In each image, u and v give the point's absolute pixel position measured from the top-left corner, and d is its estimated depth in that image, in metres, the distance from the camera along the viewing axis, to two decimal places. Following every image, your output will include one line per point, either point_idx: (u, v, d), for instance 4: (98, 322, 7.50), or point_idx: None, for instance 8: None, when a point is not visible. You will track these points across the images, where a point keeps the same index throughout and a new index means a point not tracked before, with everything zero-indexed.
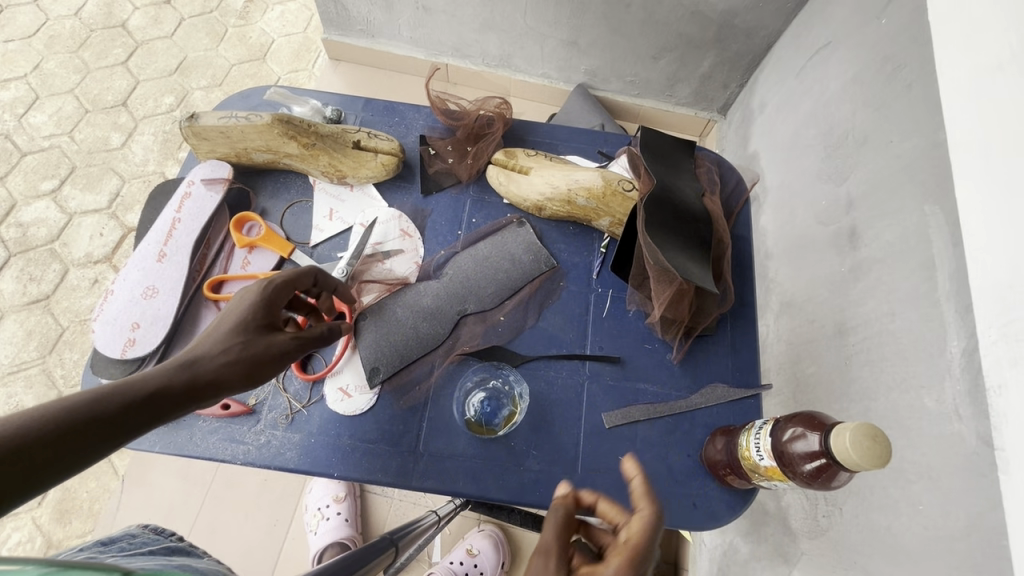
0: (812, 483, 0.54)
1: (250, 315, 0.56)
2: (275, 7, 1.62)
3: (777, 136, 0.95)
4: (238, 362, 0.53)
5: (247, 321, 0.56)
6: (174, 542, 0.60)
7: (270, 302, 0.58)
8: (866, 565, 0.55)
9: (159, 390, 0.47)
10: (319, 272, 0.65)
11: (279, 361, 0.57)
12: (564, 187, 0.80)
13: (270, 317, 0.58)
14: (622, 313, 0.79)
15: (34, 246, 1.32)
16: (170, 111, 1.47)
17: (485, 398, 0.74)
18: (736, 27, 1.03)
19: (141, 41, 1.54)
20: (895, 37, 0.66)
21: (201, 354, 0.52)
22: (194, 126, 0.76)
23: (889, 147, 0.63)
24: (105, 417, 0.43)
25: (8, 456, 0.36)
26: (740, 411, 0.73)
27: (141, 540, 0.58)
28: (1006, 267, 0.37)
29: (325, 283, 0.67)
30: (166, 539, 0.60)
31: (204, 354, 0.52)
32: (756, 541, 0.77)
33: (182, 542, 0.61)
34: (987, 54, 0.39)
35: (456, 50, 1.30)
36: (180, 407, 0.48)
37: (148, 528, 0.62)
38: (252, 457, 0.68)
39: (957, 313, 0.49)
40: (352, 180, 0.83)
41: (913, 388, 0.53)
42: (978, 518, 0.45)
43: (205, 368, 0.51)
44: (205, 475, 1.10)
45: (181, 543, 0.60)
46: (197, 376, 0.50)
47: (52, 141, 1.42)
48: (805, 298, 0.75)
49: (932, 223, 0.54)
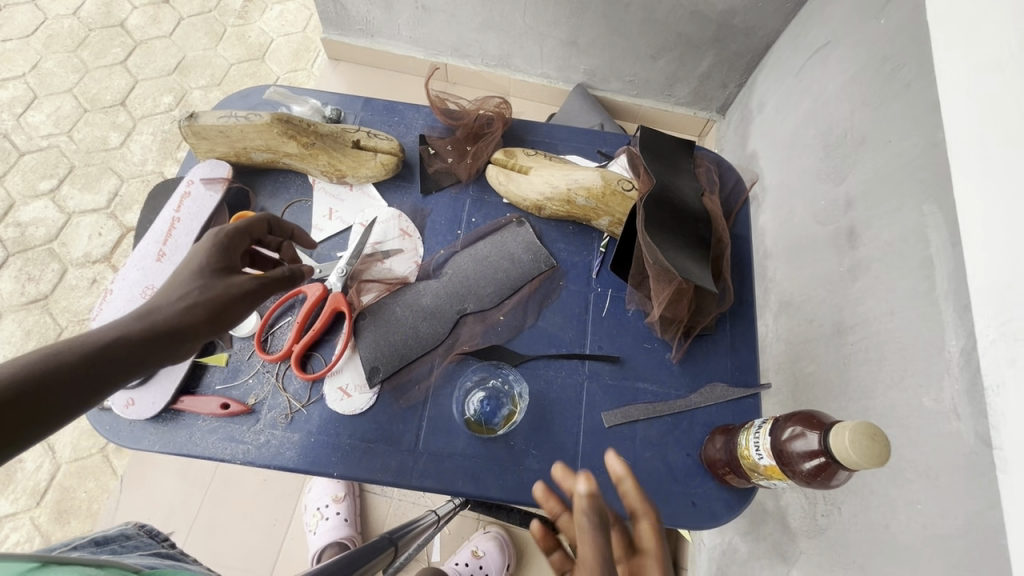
0: (811, 482, 0.54)
1: (207, 261, 0.55)
2: (273, 6, 1.62)
3: (776, 136, 0.95)
4: (199, 305, 0.52)
5: (204, 266, 0.55)
6: (166, 547, 0.61)
7: (225, 248, 0.57)
8: (865, 564, 0.55)
9: (119, 339, 0.45)
10: (271, 217, 0.66)
11: (244, 300, 0.55)
12: (563, 187, 0.80)
13: (229, 262, 0.57)
14: (621, 312, 0.79)
15: (32, 246, 1.32)
16: (168, 110, 1.47)
17: (484, 398, 0.74)
18: (735, 27, 1.03)
19: (140, 41, 1.54)
20: (894, 37, 0.67)
21: (161, 302, 0.50)
22: (193, 125, 0.76)
23: (887, 147, 0.63)
24: (65, 374, 0.40)
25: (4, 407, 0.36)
26: (739, 410, 0.74)
27: (133, 544, 0.58)
28: (1005, 266, 0.38)
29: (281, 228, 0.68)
30: (157, 544, 0.60)
31: (167, 301, 0.50)
32: (756, 540, 0.77)
33: (173, 548, 0.62)
34: (986, 54, 0.39)
35: (456, 50, 1.31)
36: (148, 355, 0.47)
37: (141, 527, 0.62)
38: (251, 457, 0.68)
39: (956, 312, 0.49)
40: (351, 179, 0.82)
41: (912, 387, 0.53)
42: (977, 516, 0.45)
43: (174, 315, 0.50)
44: (204, 474, 1.10)
45: (172, 550, 0.60)
46: (153, 325, 0.48)
47: (50, 141, 1.42)
48: (804, 298, 0.75)
49: (930, 222, 0.54)
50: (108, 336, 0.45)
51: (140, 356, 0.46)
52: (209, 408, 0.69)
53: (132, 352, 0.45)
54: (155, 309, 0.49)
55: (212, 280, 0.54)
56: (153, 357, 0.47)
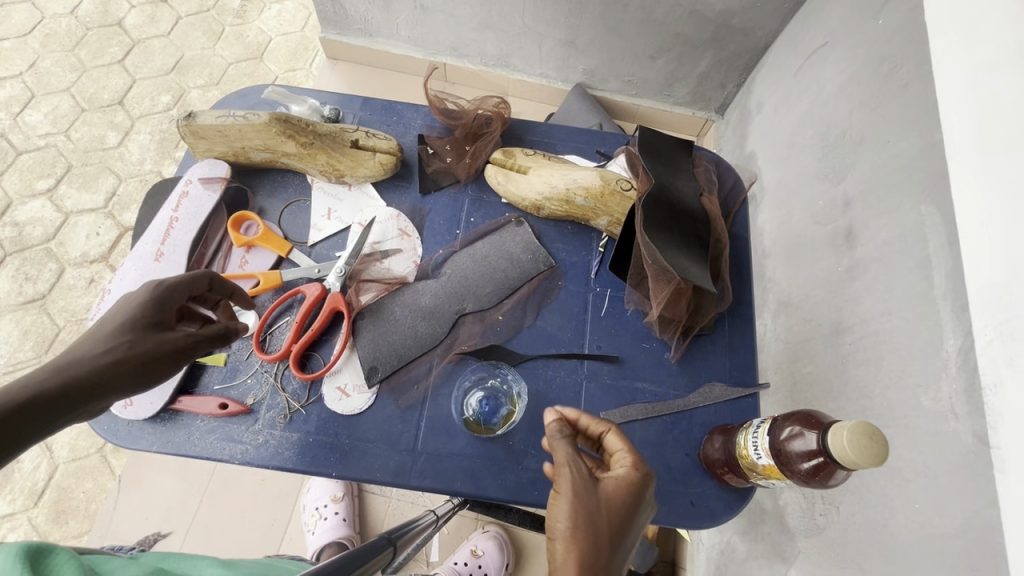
0: (810, 482, 0.54)
1: (140, 313, 0.54)
2: (272, 6, 1.62)
3: (774, 136, 0.95)
4: (125, 361, 0.51)
5: (136, 319, 0.54)
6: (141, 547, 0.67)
7: (162, 301, 0.56)
8: (862, 564, 0.56)
9: (37, 396, 0.44)
10: (214, 274, 0.62)
11: (175, 357, 0.55)
12: (562, 187, 0.80)
13: (163, 315, 0.56)
14: (620, 312, 0.79)
15: (30, 246, 1.32)
16: (166, 110, 1.46)
17: (483, 397, 0.74)
18: (733, 27, 1.04)
19: (138, 40, 1.54)
20: (892, 37, 0.67)
21: (84, 355, 0.50)
22: (191, 125, 0.76)
23: (885, 147, 0.63)
24: None
25: None
26: (737, 410, 0.74)
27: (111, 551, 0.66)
28: (1003, 267, 0.38)
29: (223, 287, 0.64)
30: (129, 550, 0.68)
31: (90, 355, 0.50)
32: (754, 539, 0.77)
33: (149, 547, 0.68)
34: (984, 54, 0.39)
35: (454, 50, 1.30)
36: (66, 415, 0.46)
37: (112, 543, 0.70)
38: (249, 457, 0.68)
39: (953, 312, 0.50)
40: (349, 179, 0.82)
41: (909, 387, 0.54)
42: (974, 516, 0.45)
43: (95, 370, 0.49)
44: (201, 474, 1.10)
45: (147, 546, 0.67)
46: (72, 381, 0.47)
47: (48, 140, 1.41)
48: (802, 297, 0.75)
49: (928, 222, 0.54)
50: (19, 397, 0.43)
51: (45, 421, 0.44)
52: (206, 408, 0.69)
53: (40, 413, 0.44)
54: (70, 363, 0.48)
55: (140, 335, 0.53)
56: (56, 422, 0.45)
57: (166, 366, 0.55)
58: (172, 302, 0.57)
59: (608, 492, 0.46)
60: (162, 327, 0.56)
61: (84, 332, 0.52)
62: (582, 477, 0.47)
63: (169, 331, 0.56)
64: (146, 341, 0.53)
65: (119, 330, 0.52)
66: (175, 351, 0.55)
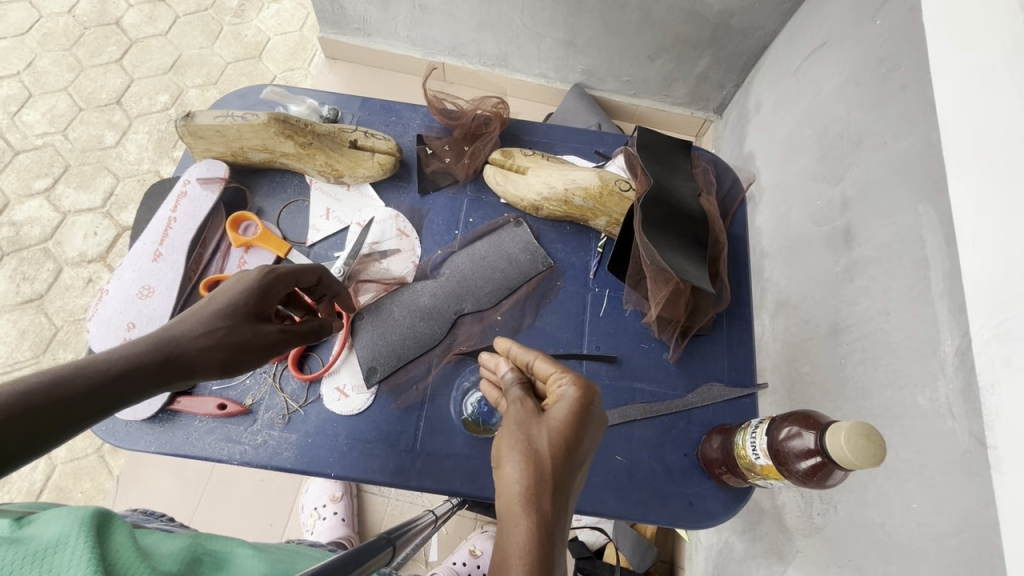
0: (807, 481, 0.54)
1: (241, 300, 0.56)
2: (270, 5, 1.62)
3: (773, 136, 0.95)
4: (219, 346, 0.53)
5: (236, 306, 0.55)
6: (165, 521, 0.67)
7: (264, 292, 0.57)
8: (860, 563, 0.56)
9: (128, 371, 0.48)
10: (324, 272, 0.65)
11: (263, 350, 0.56)
12: (561, 188, 0.80)
13: (263, 306, 0.57)
14: (619, 313, 0.79)
15: (27, 245, 1.31)
16: (164, 109, 1.46)
17: (481, 397, 0.73)
18: (732, 27, 1.04)
19: (136, 39, 1.53)
20: (890, 38, 0.67)
21: (183, 332, 0.52)
22: (190, 125, 0.76)
23: (883, 148, 0.64)
24: (68, 398, 0.43)
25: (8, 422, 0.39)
26: (735, 410, 0.74)
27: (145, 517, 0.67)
28: (999, 267, 0.38)
29: (329, 284, 0.66)
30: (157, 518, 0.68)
31: (186, 333, 0.52)
32: (752, 539, 0.77)
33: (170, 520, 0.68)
34: (980, 54, 0.39)
35: (453, 49, 1.30)
36: (151, 388, 0.50)
37: (138, 510, 0.69)
38: (248, 457, 0.68)
39: (951, 313, 0.50)
40: (348, 179, 0.82)
41: (907, 386, 0.54)
42: (971, 516, 0.45)
43: (186, 349, 0.52)
44: (200, 474, 1.10)
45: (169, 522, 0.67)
46: (168, 359, 0.51)
47: (45, 139, 1.41)
48: (800, 298, 0.75)
49: (925, 223, 0.55)
50: (114, 369, 0.47)
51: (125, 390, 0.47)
52: (205, 409, 0.69)
53: (129, 386, 0.48)
54: (174, 341, 0.51)
55: (239, 323, 0.55)
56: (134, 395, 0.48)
57: (253, 358, 0.56)
58: (274, 291, 0.58)
59: (553, 417, 0.45)
60: (261, 317, 0.57)
61: (195, 306, 0.55)
62: (525, 409, 0.47)
63: (267, 323, 0.57)
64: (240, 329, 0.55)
65: (223, 313, 0.54)
66: (264, 343, 0.56)
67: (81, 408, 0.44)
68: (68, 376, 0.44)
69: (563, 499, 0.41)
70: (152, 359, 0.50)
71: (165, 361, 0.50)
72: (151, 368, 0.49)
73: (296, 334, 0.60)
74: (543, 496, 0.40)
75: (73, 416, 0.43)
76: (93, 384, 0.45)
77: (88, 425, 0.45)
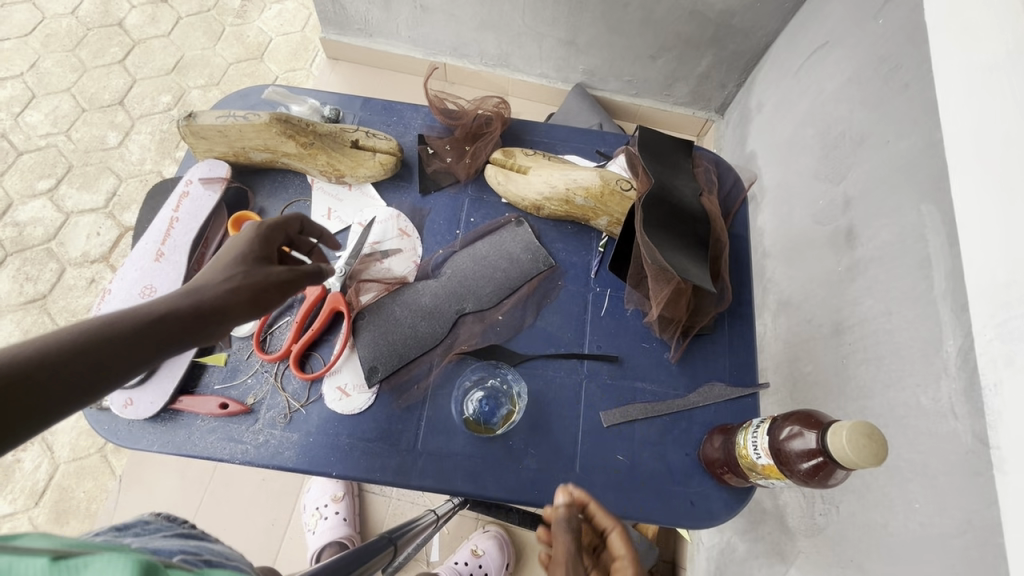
0: (809, 481, 0.54)
1: (246, 250, 0.57)
2: (272, 6, 1.62)
3: (775, 135, 0.95)
4: (240, 288, 0.54)
5: (245, 254, 0.57)
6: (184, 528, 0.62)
7: (265, 240, 0.59)
8: (862, 563, 0.56)
9: (165, 315, 0.47)
10: (306, 218, 0.66)
11: (280, 289, 0.57)
12: (562, 187, 0.80)
13: (268, 253, 0.59)
14: (620, 312, 0.79)
15: (30, 246, 1.32)
16: (167, 110, 1.46)
17: (483, 398, 0.74)
18: (733, 27, 1.04)
19: (138, 40, 1.54)
20: (892, 38, 0.67)
21: (205, 283, 0.53)
22: (192, 125, 0.76)
23: (885, 147, 0.63)
24: (113, 342, 0.43)
25: (54, 367, 0.39)
26: (737, 410, 0.74)
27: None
28: (1000, 266, 0.38)
29: (313, 231, 0.67)
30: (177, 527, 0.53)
31: (208, 283, 0.53)
32: (754, 539, 0.77)
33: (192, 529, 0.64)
34: (981, 54, 0.39)
35: (454, 50, 1.31)
36: (191, 333, 0.49)
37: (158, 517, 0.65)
38: (250, 457, 0.68)
39: (953, 312, 0.50)
40: (349, 179, 0.82)
41: (909, 386, 0.54)
42: (973, 516, 0.45)
43: (200, 301, 0.51)
44: (202, 474, 1.10)
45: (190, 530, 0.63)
46: (199, 303, 0.50)
47: (48, 140, 1.42)
48: (802, 297, 0.75)
49: (928, 223, 0.54)
50: (151, 311, 0.47)
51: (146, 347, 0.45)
52: (207, 408, 0.69)
53: (169, 331, 0.47)
54: (199, 288, 0.52)
55: (251, 268, 0.56)
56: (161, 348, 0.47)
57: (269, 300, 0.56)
58: (271, 239, 0.60)
59: None
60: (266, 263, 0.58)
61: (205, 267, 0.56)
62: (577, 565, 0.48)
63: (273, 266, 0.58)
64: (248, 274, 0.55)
65: (232, 263, 0.56)
66: (276, 285, 0.56)
67: (125, 355, 0.44)
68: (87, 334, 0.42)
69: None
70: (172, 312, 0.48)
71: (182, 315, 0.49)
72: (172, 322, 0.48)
73: (306, 273, 0.59)
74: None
75: (89, 380, 0.41)
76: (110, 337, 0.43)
77: (138, 370, 0.45)
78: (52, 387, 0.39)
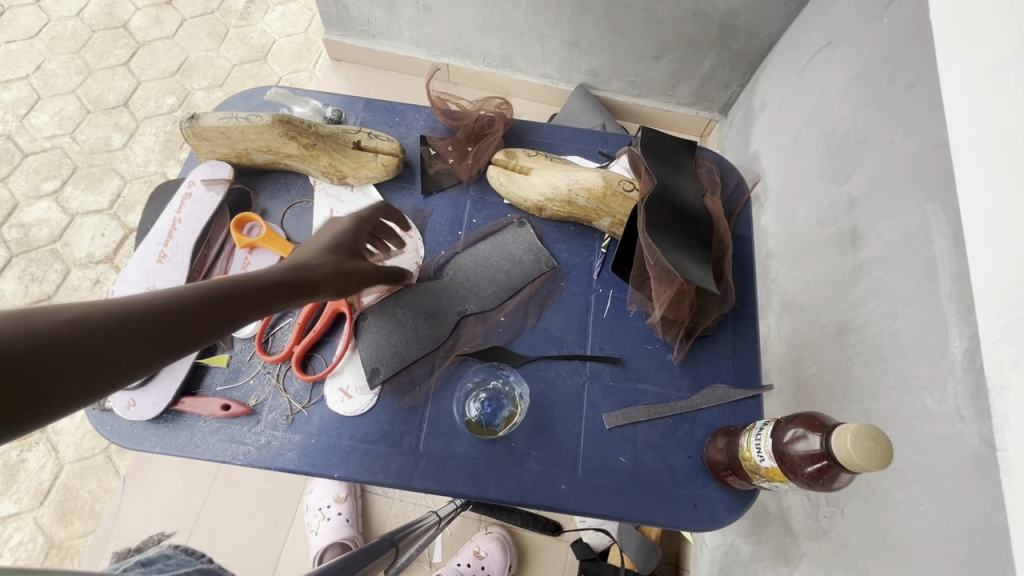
0: (813, 484, 0.53)
1: (341, 239, 0.68)
2: (276, 8, 1.62)
3: (779, 135, 0.95)
4: (335, 271, 0.64)
5: (339, 242, 0.68)
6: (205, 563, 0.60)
7: (356, 232, 0.70)
8: (867, 567, 0.55)
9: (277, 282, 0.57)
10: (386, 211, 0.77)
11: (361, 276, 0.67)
12: (564, 188, 0.80)
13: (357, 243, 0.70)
14: (623, 313, 0.79)
15: (36, 247, 1.32)
16: (171, 111, 1.47)
17: (485, 399, 0.73)
18: (737, 27, 1.03)
19: (143, 42, 1.54)
20: (896, 37, 0.66)
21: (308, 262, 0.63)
22: (195, 127, 0.76)
23: (889, 147, 0.63)
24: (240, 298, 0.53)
25: (198, 311, 0.48)
26: (741, 411, 0.73)
27: (176, 561, 0.58)
28: (1007, 267, 0.37)
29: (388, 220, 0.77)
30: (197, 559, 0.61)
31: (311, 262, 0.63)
32: (758, 542, 0.77)
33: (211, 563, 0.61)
34: (987, 53, 0.39)
35: (457, 50, 1.30)
36: (293, 300, 0.58)
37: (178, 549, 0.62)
38: (252, 458, 0.68)
39: (959, 313, 0.49)
40: (351, 180, 0.82)
41: (914, 388, 0.53)
42: (979, 519, 0.44)
43: (302, 275, 0.60)
44: (206, 474, 1.10)
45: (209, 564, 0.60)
46: (302, 277, 0.60)
47: (54, 142, 1.42)
48: (806, 299, 0.75)
49: (933, 223, 0.54)
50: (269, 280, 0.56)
51: (222, 317, 0.51)
52: (209, 409, 0.69)
53: (277, 297, 0.56)
54: (303, 266, 0.62)
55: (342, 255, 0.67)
56: (238, 316, 0.52)
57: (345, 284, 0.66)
58: (359, 232, 0.70)
59: None
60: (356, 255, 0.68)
61: (306, 247, 0.66)
62: None
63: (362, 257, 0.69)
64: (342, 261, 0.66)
65: (329, 249, 0.66)
66: (360, 277, 0.67)
67: (245, 310, 0.53)
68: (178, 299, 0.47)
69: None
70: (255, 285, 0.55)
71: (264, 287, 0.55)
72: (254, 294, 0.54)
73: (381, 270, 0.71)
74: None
75: (217, 324, 0.50)
76: (205, 301, 0.49)
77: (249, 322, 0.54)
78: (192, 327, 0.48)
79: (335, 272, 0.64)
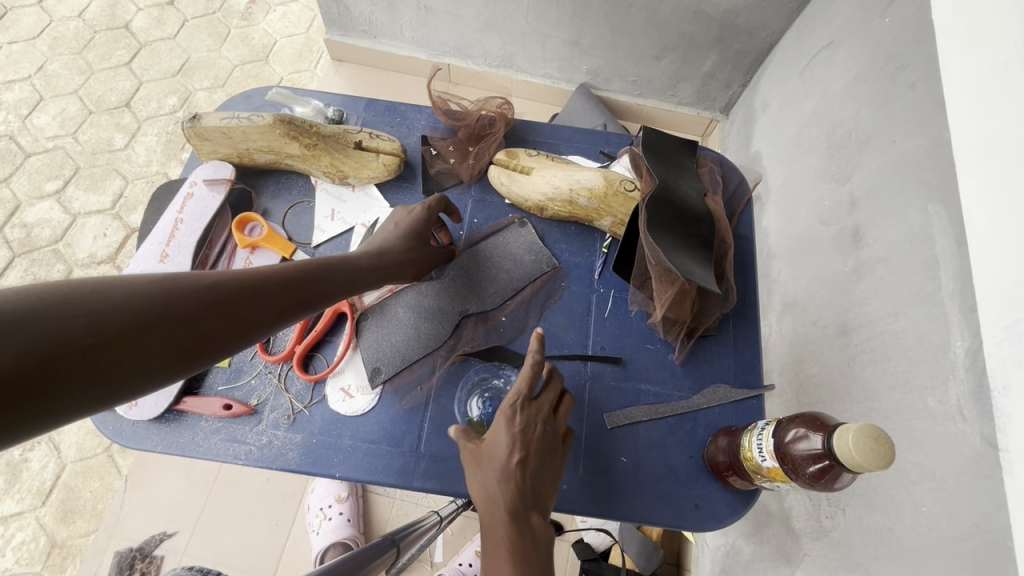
0: (815, 484, 0.53)
1: (424, 225, 0.75)
2: (277, 8, 1.63)
3: (780, 135, 0.95)
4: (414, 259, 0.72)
5: (421, 229, 0.74)
6: None
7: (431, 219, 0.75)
8: (868, 567, 0.55)
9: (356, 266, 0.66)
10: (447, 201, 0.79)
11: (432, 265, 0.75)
12: (565, 188, 0.80)
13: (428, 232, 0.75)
14: (624, 313, 0.79)
15: (38, 247, 1.32)
16: (173, 111, 1.47)
17: (486, 398, 0.73)
18: (738, 27, 1.03)
19: (145, 42, 1.55)
20: (897, 37, 0.66)
21: (392, 246, 0.71)
22: (196, 126, 0.76)
23: (891, 147, 0.63)
24: (321, 282, 0.61)
25: (287, 288, 0.58)
26: (742, 411, 0.73)
27: None
28: (1010, 267, 0.37)
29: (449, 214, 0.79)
30: None
31: (393, 249, 0.71)
32: (759, 542, 0.77)
33: None
34: (990, 54, 0.39)
35: (457, 50, 1.31)
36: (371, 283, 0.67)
37: (196, 569, 0.72)
38: (254, 458, 0.68)
39: (961, 313, 0.49)
40: (353, 180, 0.82)
41: (916, 388, 0.53)
42: (982, 518, 0.44)
43: (382, 260, 0.69)
44: (208, 474, 1.11)
45: None
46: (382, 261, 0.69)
47: (56, 142, 1.43)
48: (808, 298, 0.75)
49: (935, 223, 0.54)
50: (349, 263, 0.65)
51: (296, 301, 0.58)
52: (210, 408, 0.69)
53: (356, 282, 0.65)
54: (386, 251, 0.70)
55: (419, 244, 0.73)
56: (290, 317, 0.58)
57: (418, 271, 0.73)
58: (422, 230, 0.74)
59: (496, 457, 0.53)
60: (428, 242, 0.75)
61: (383, 229, 0.74)
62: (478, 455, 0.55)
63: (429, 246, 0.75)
64: (418, 248, 0.73)
65: (409, 233, 0.73)
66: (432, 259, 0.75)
67: (322, 291, 0.61)
68: (207, 285, 0.50)
69: (541, 506, 0.52)
70: (293, 280, 0.58)
71: (289, 280, 0.58)
72: (292, 290, 0.58)
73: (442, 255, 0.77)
74: (524, 519, 0.49)
75: (301, 302, 0.59)
76: (279, 290, 0.57)
77: (326, 302, 0.62)
78: (279, 305, 0.56)
79: (410, 262, 0.72)
